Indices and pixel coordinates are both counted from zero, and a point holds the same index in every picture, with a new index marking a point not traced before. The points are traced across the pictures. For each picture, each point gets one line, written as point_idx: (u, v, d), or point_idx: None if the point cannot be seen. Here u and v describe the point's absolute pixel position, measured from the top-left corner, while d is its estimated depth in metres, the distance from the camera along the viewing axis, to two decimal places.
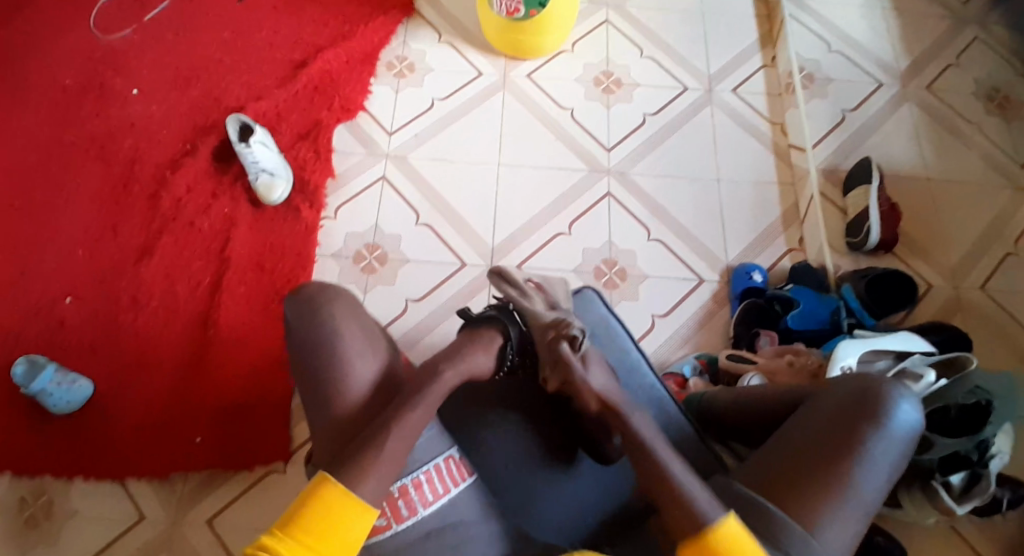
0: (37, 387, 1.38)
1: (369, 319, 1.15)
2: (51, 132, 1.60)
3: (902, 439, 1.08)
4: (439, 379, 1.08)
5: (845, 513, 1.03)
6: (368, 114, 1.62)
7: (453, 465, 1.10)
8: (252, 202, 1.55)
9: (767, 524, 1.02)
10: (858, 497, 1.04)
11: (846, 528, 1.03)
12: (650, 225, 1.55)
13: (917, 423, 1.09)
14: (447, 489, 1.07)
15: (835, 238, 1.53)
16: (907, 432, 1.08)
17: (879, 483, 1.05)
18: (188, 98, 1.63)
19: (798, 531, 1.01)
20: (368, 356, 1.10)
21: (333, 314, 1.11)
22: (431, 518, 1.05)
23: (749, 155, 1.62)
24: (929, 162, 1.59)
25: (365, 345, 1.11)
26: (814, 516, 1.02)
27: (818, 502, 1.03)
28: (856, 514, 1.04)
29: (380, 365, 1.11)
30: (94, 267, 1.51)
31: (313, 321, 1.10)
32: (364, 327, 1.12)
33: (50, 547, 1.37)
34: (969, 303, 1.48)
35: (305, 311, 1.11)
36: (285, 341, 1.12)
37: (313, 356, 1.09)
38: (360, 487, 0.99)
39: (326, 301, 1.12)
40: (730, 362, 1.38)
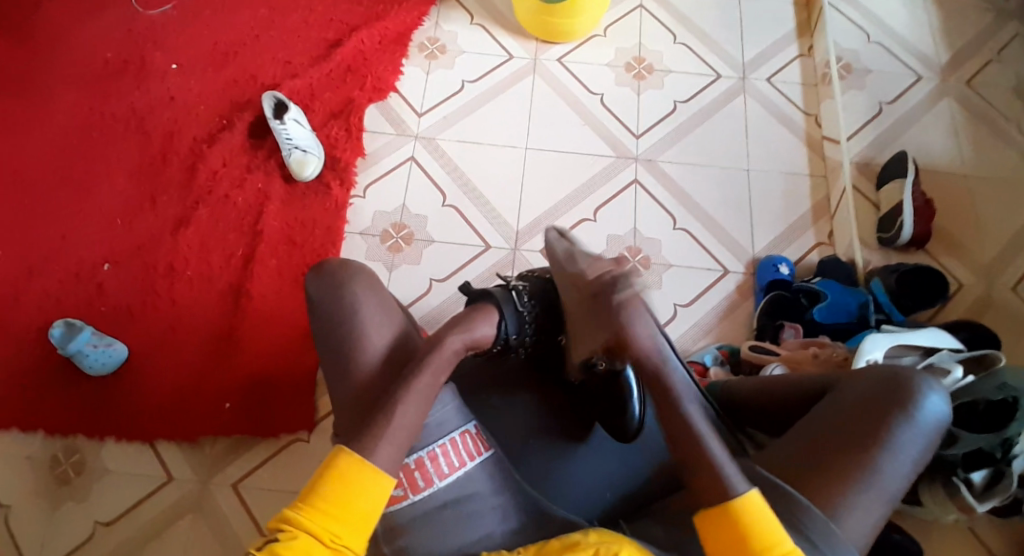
0: (74, 348, 1.44)
1: (388, 296, 1.17)
2: (94, 104, 1.66)
3: (929, 431, 1.06)
4: (443, 347, 1.10)
5: (865, 501, 1.03)
6: (399, 95, 1.64)
7: (470, 439, 1.12)
8: (284, 178, 1.59)
9: (787, 508, 1.02)
10: (880, 486, 1.04)
11: (866, 516, 1.03)
12: (677, 213, 1.54)
13: (946, 414, 1.08)
14: (463, 463, 1.09)
15: (866, 232, 1.51)
16: (935, 423, 1.07)
17: (903, 472, 1.05)
18: (225, 74, 1.67)
19: (817, 515, 1.01)
20: (387, 332, 1.13)
21: (353, 290, 1.12)
22: (446, 490, 1.07)
23: (780, 145, 1.59)
24: (967, 158, 1.55)
25: (384, 321, 1.13)
26: (833, 503, 1.03)
27: (838, 489, 1.03)
28: (877, 502, 1.04)
29: (399, 341, 1.13)
30: (133, 236, 1.56)
31: (335, 296, 1.13)
32: (384, 305, 1.14)
33: (81, 502, 1.43)
34: (1000, 304, 1.46)
35: (327, 284, 1.13)
36: (313, 318, 1.14)
37: (334, 330, 1.12)
38: (375, 454, 1.00)
39: (348, 276, 1.14)
40: (753, 353, 1.38)
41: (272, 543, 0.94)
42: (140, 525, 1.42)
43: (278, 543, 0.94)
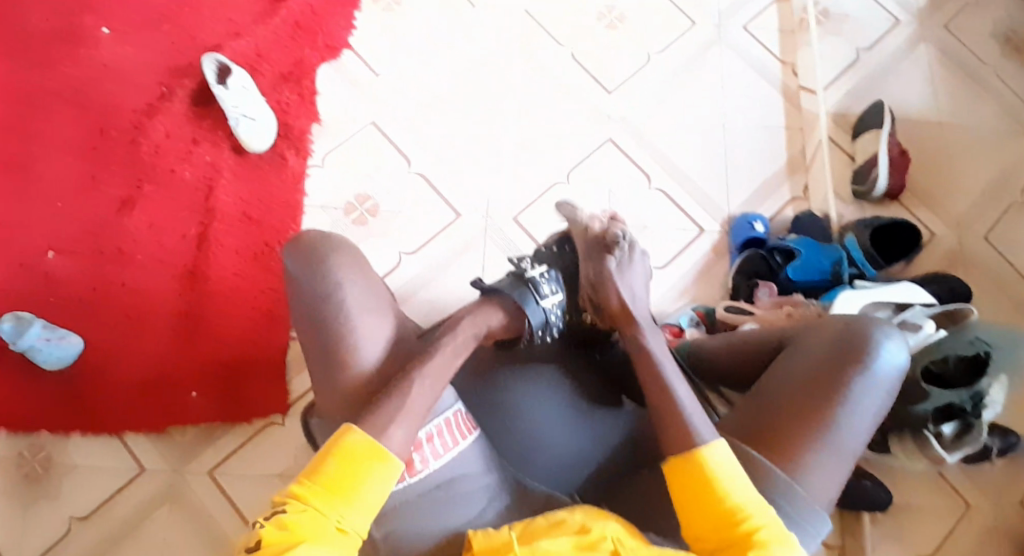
0: (26, 344, 1.34)
1: (373, 272, 1.06)
2: (17, 73, 1.50)
3: (886, 382, 1.07)
4: (455, 331, 1.05)
5: (828, 458, 1.04)
6: (354, 53, 1.53)
7: (461, 419, 1.07)
8: (235, 148, 1.48)
9: (751, 471, 1.02)
10: (843, 444, 1.05)
11: (830, 474, 1.04)
12: (651, 171, 1.49)
13: (902, 367, 1.08)
14: (456, 442, 1.05)
15: (841, 185, 1.49)
16: (891, 373, 1.07)
17: (863, 427, 1.06)
18: (161, 36, 1.52)
19: (781, 478, 1.02)
20: (373, 312, 1.03)
21: (336, 269, 1.01)
22: (440, 472, 1.03)
23: (758, 95, 1.54)
24: (943, 106, 1.52)
25: (373, 302, 1.03)
26: (797, 463, 1.03)
27: (800, 449, 1.04)
28: (840, 460, 1.05)
29: (388, 329, 1.04)
30: (75, 218, 1.45)
31: (316, 276, 1.01)
32: (370, 282, 1.04)
33: (53, 499, 1.36)
34: (971, 254, 1.45)
35: (308, 261, 1.02)
36: (292, 297, 1.03)
37: (316, 313, 1.01)
38: (389, 436, 0.95)
39: (329, 252, 1.02)
40: (729, 314, 1.36)
41: (279, 515, 0.88)
42: (116, 519, 1.36)
43: (285, 515, 0.88)
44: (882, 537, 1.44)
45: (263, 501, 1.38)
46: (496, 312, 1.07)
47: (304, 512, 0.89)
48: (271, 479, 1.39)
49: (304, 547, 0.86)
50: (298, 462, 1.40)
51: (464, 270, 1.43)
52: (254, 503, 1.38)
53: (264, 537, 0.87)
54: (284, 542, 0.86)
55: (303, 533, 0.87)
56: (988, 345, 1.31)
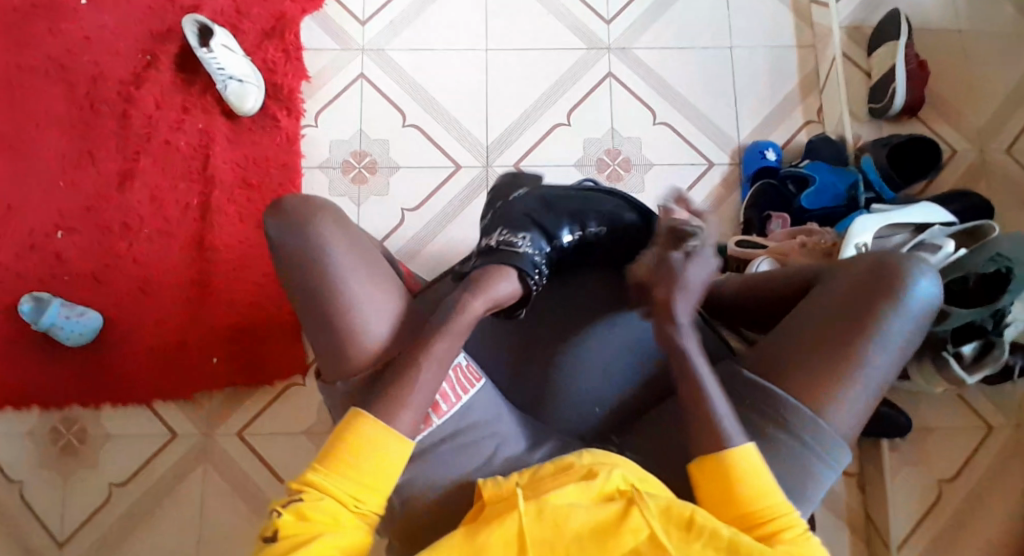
0: (48, 322, 1.38)
1: (363, 236, 1.05)
2: (1, 53, 1.47)
3: (919, 315, 1.04)
4: (458, 305, 1.02)
5: (854, 394, 1.02)
6: (336, 2, 1.46)
7: (462, 372, 1.05)
8: (225, 113, 1.44)
9: (773, 410, 1.03)
10: (869, 380, 1.02)
11: (855, 408, 1.03)
12: (656, 105, 1.43)
13: (936, 294, 1.05)
14: (460, 397, 1.03)
15: (857, 104, 1.42)
16: (923, 307, 1.04)
17: (892, 362, 1.03)
18: (141, 3, 1.48)
19: (807, 415, 1.02)
20: (367, 270, 1.02)
21: (324, 230, 1.01)
22: (445, 425, 1.02)
23: (765, 14, 1.45)
24: (959, 13, 1.43)
25: (361, 264, 1.02)
26: (820, 400, 1.02)
27: (824, 387, 1.02)
28: (866, 395, 1.03)
29: (381, 285, 1.03)
30: (77, 198, 1.44)
31: (305, 239, 1.01)
32: (359, 247, 1.03)
33: (93, 468, 1.43)
34: (994, 168, 1.39)
35: (295, 226, 1.01)
36: (280, 261, 1.03)
37: (309, 279, 1.00)
38: (399, 421, 0.95)
39: (314, 215, 1.02)
40: (740, 248, 1.34)
41: (296, 503, 0.90)
42: (153, 481, 1.42)
43: (304, 503, 0.90)
44: (902, 460, 1.44)
45: (296, 459, 1.43)
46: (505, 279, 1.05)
47: (323, 500, 0.90)
48: (299, 436, 1.44)
49: (329, 536, 0.88)
50: (322, 419, 1.45)
51: (467, 225, 1.41)
52: (287, 462, 1.43)
53: (282, 525, 0.89)
54: (307, 531, 0.88)
55: (325, 520, 0.89)
56: (1010, 262, 1.23)
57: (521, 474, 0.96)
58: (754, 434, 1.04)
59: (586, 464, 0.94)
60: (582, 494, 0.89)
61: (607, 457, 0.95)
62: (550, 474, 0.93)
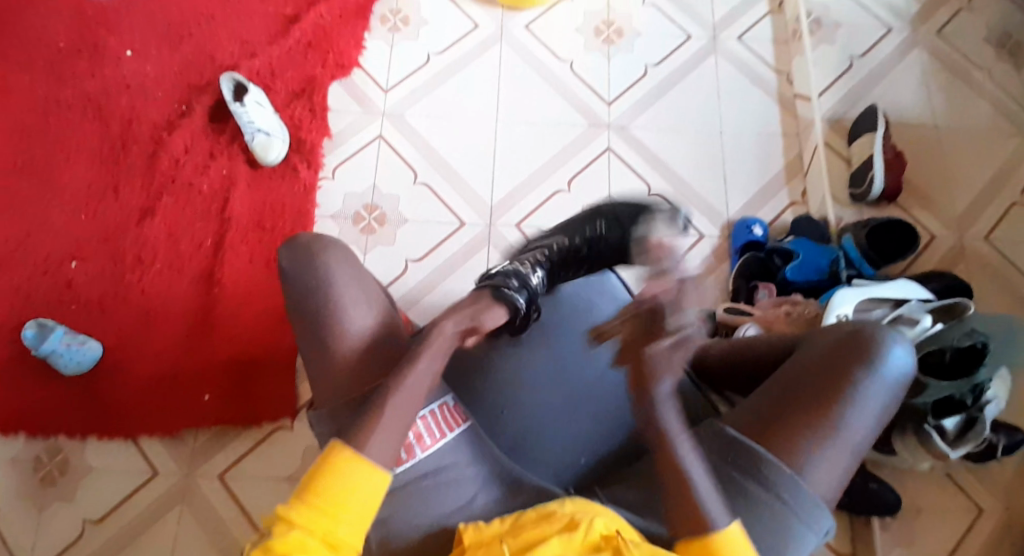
0: (48, 349, 1.40)
1: (366, 272, 1.10)
2: (48, 94, 1.59)
3: (892, 383, 1.05)
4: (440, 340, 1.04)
5: (831, 455, 1.02)
6: (363, 70, 1.60)
7: (449, 411, 1.07)
8: (249, 162, 1.54)
9: (753, 467, 1.03)
10: (846, 442, 1.02)
11: (833, 469, 1.02)
12: (651, 178, 1.53)
13: (909, 366, 1.06)
14: (443, 434, 1.04)
15: (839, 188, 1.51)
16: (897, 375, 1.05)
17: (867, 427, 1.03)
18: (181, 57, 1.60)
19: (787, 473, 1.01)
20: (369, 304, 1.07)
21: (331, 262, 1.06)
22: (426, 461, 1.03)
23: (753, 104, 1.57)
24: (937, 110, 1.54)
25: (362, 296, 1.06)
26: (798, 458, 1.02)
27: (802, 445, 1.02)
28: (844, 457, 1.02)
29: (380, 320, 1.07)
30: (98, 230, 1.52)
31: (311, 271, 1.05)
32: (362, 283, 1.08)
33: (69, 501, 1.40)
34: (973, 253, 1.45)
35: (305, 259, 1.06)
36: (286, 292, 1.07)
37: (313, 306, 1.05)
38: (371, 447, 0.93)
39: (323, 248, 1.07)
40: (728, 315, 1.38)
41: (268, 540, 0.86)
42: (129, 520, 1.39)
43: (275, 538, 0.86)
44: (891, 541, 1.41)
45: (277, 507, 1.40)
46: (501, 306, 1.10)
47: (295, 534, 0.86)
48: (280, 482, 1.42)
49: None
50: (307, 465, 1.43)
51: (467, 276, 1.47)
52: (267, 509, 1.40)
53: None
54: None
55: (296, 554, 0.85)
56: (986, 337, 1.24)
57: (505, 519, 0.96)
58: (735, 490, 1.03)
59: (567, 513, 0.94)
60: (565, 546, 0.90)
61: (589, 510, 0.95)
62: (531, 521, 0.94)
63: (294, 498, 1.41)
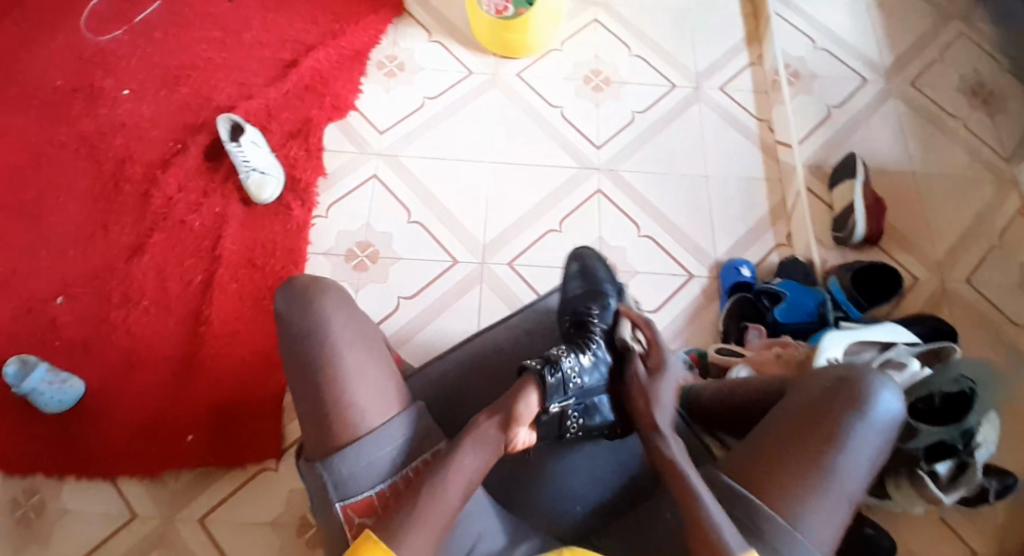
0: (28, 387, 1.36)
1: (361, 314, 1.14)
2: (42, 132, 1.60)
3: (883, 429, 1.07)
4: (478, 427, 1.06)
5: (825, 501, 1.03)
6: (359, 113, 1.63)
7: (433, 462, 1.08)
8: (244, 200, 1.55)
9: (749, 517, 1.03)
10: (839, 487, 1.04)
11: (828, 516, 1.04)
12: (640, 220, 1.56)
13: (898, 413, 1.08)
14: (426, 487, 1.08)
15: (822, 233, 1.54)
16: (887, 422, 1.07)
17: (859, 472, 1.05)
18: (179, 98, 1.63)
19: (780, 524, 1.02)
20: (364, 349, 1.10)
21: (325, 306, 1.09)
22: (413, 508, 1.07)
23: (736, 151, 1.63)
24: (914, 157, 1.60)
25: (360, 341, 1.09)
26: (795, 506, 1.03)
27: (797, 494, 1.03)
28: (838, 503, 1.04)
29: (380, 363, 1.10)
30: (85, 266, 1.50)
31: (306, 316, 1.09)
32: (358, 326, 1.11)
33: (43, 545, 1.35)
34: (954, 295, 1.50)
35: (300, 302, 1.10)
36: (283, 337, 1.10)
37: (308, 348, 1.08)
38: (405, 539, 0.97)
39: (320, 291, 1.11)
40: (720, 356, 1.41)
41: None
42: None
43: None
44: None
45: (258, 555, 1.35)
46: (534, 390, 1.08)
47: None
48: (263, 527, 1.37)
49: None
50: (291, 509, 1.39)
51: (461, 314, 1.48)
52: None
53: None
54: None
55: None
56: (973, 383, 1.29)
57: None
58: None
59: None
60: None
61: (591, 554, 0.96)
62: None
63: (278, 544, 1.36)
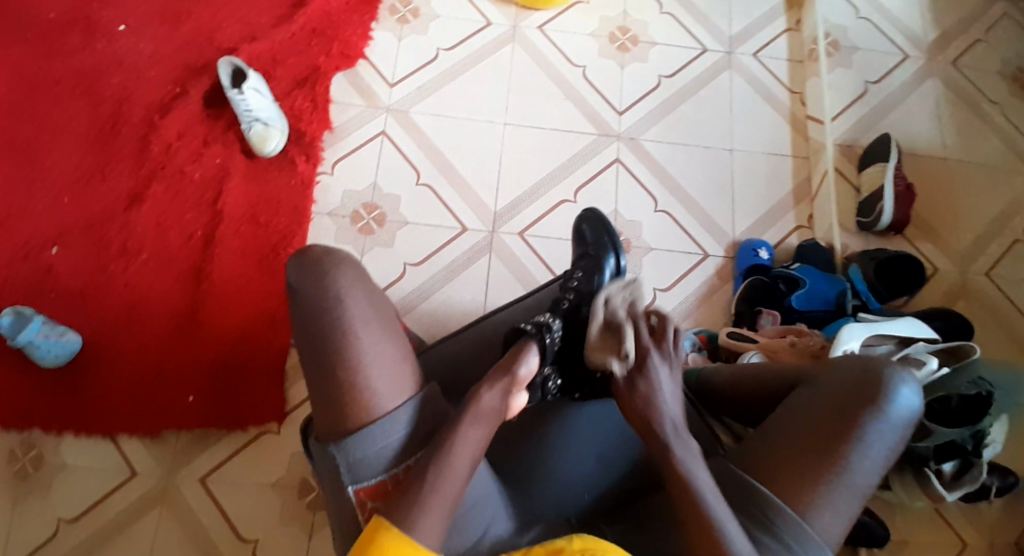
0: (23, 340, 1.32)
1: (377, 286, 1.06)
2: (32, 67, 1.50)
3: (899, 426, 1.04)
4: (478, 401, 1.02)
5: (836, 499, 1.01)
6: (369, 63, 1.54)
7: None
8: (245, 152, 1.48)
9: (759, 510, 1.02)
10: (851, 485, 1.02)
11: (839, 514, 1.02)
12: (659, 194, 1.50)
13: (916, 405, 1.05)
14: None
15: (846, 217, 1.50)
16: (903, 417, 1.04)
17: (872, 469, 1.03)
18: (177, 36, 1.53)
19: (790, 517, 1.01)
20: (379, 330, 1.01)
21: (340, 282, 1.01)
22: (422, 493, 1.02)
23: (765, 124, 1.55)
24: (948, 141, 1.53)
25: (373, 318, 1.01)
26: (807, 505, 1.01)
27: (810, 492, 1.01)
28: (850, 500, 1.02)
29: (393, 340, 1.02)
30: (81, 214, 1.44)
31: (320, 290, 1.01)
32: (372, 297, 1.03)
33: (42, 498, 1.34)
34: (974, 290, 1.45)
35: (312, 275, 1.01)
36: (292, 309, 1.02)
37: (322, 325, 1.00)
38: (419, 527, 0.93)
39: (334, 265, 1.02)
40: (731, 341, 1.35)
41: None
42: (105, 520, 1.34)
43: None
44: None
45: (260, 512, 1.36)
46: (534, 348, 1.08)
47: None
48: (264, 487, 1.37)
49: None
50: (293, 471, 1.38)
51: (468, 285, 1.43)
52: (249, 517, 1.36)
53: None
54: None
55: None
56: (991, 387, 1.28)
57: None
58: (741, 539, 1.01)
59: (576, 551, 0.93)
60: None
61: (599, 545, 0.94)
62: None
63: (279, 504, 1.37)
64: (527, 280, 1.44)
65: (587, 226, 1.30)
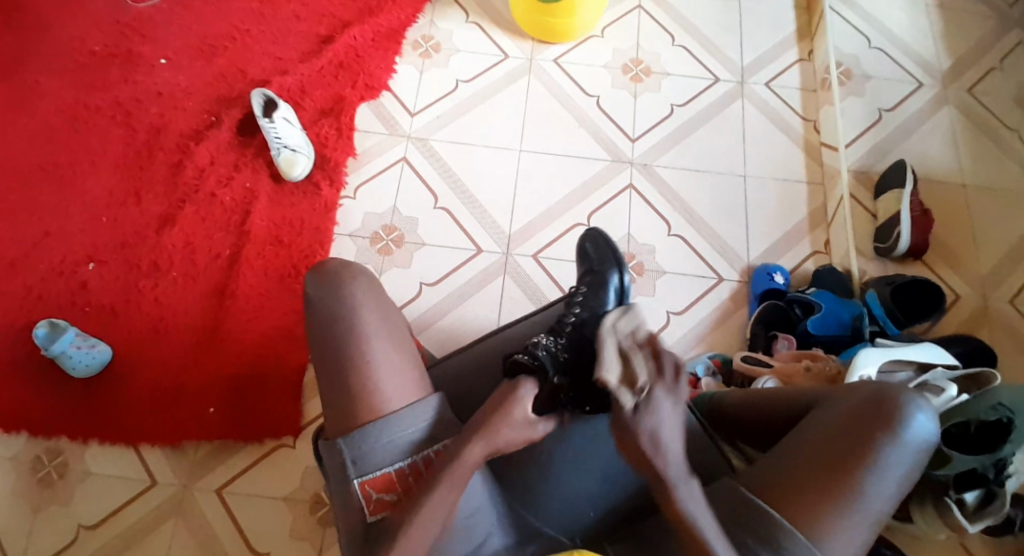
0: (57, 350, 1.38)
1: (389, 298, 1.07)
2: (81, 98, 1.61)
3: (915, 452, 1.01)
4: (464, 452, 0.96)
5: (850, 526, 0.98)
6: (392, 95, 1.62)
7: None
8: (272, 176, 1.55)
9: (768, 532, 0.98)
10: (864, 512, 0.98)
11: (851, 539, 0.98)
12: (672, 219, 1.52)
13: (932, 433, 1.02)
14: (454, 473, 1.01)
15: (863, 241, 1.48)
16: (920, 443, 1.01)
17: (886, 496, 0.99)
18: (214, 70, 1.63)
19: (801, 541, 0.97)
20: (389, 338, 1.02)
21: (355, 292, 1.03)
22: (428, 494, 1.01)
23: (778, 151, 1.57)
24: (965, 167, 1.52)
25: (382, 327, 1.02)
26: (818, 530, 0.97)
27: (821, 517, 0.98)
28: (862, 526, 0.99)
29: (401, 351, 1.03)
30: (117, 234, 1.52)
31: (336, 300, 1.03)
32: (383, 307, 1.05)
33: (64, 506, 1.38)
34: (997, 316, 1.42)
35: (329, 285, 1.03)
36: (308, 318, 1.04)
37: (332, 336, 1.01)
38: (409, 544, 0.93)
39: (350, 279, 1.04)
40: (745, 364, 1.33)
41: None
42: (121, 530, 1.37)
43: None
44: None
45: (272, 527, 1.38)
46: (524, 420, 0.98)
47: None
48: (277, 503, 1.39)
49: None
50: (306, 486, 1.40)
51: (480, 304, 1.46)
52: (261, 531, 1.37)
53: None
54: None
55: None
56: (1012, 412, 1.19)
57: None
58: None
59: None
60: None
61: None
62: None
63: (290, 519, 1.38)
64: (540, 300, 1.46)
65: (589, 244, 1.25)
